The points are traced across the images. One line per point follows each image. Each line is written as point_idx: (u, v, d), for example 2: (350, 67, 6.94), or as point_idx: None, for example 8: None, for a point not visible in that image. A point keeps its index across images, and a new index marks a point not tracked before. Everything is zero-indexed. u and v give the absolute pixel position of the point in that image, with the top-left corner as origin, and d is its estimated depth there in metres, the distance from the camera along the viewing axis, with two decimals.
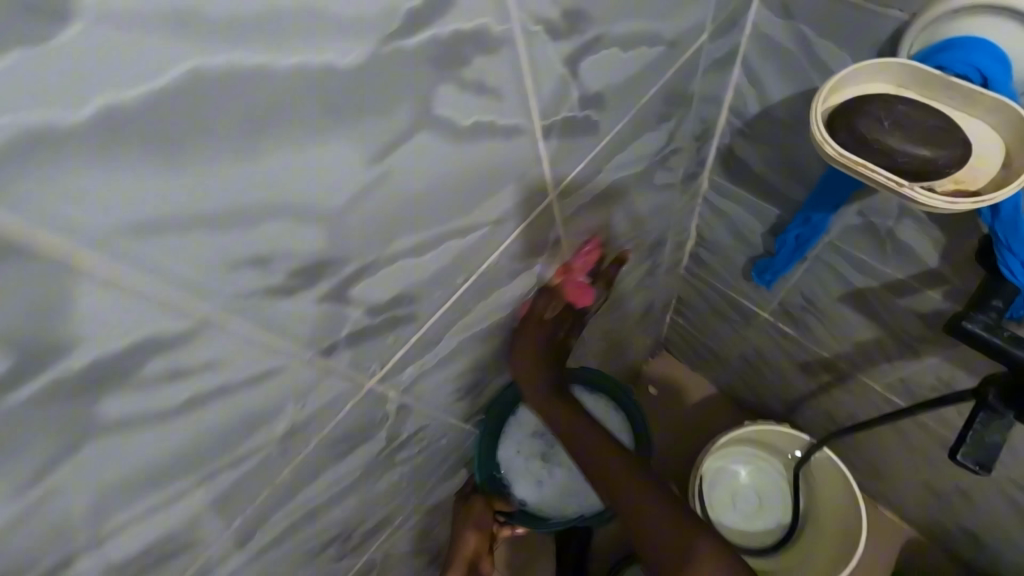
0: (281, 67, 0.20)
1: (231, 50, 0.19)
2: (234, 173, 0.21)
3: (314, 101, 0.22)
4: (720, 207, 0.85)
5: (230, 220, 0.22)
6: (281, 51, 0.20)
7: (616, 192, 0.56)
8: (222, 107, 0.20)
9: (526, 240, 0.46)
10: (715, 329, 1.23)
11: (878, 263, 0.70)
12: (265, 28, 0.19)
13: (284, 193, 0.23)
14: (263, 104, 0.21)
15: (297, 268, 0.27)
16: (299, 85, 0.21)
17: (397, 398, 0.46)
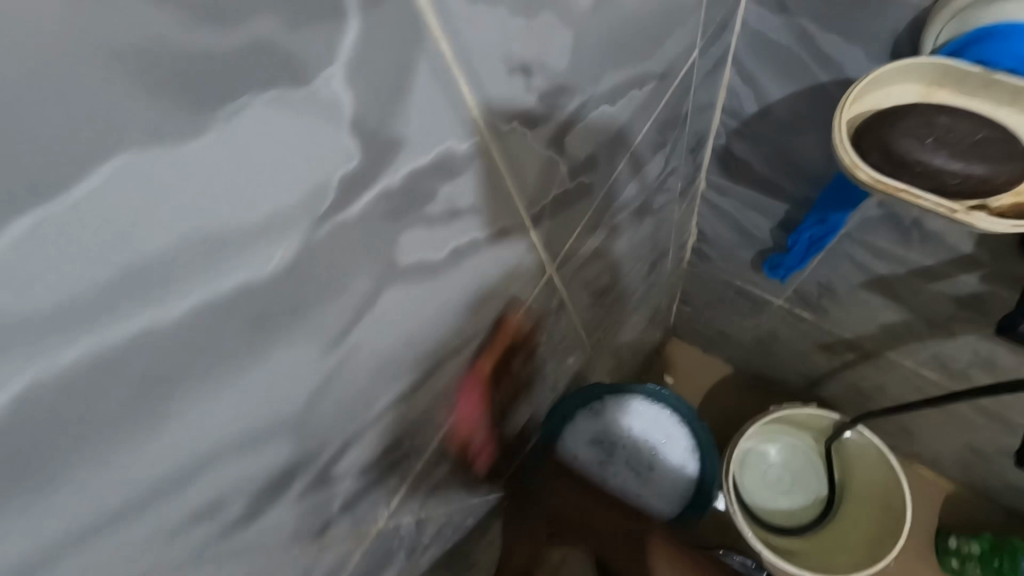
0: (181, 312, 0.14)
1: (98, 330, 0.13)
2: (146, 450, 0.16)
3: (240, 325, 0.16)
4: (720, 206, 0.79)
5: (155, 496, 0.17)
6: (177, 297, 0.14)
7: (615, 232, 0.50)
8: (105, 394, 0.14)
9: (526, 321, 0.40)
10: (727, 318, 1.17)
11: (903, 251, 0.64)
12: (145, 282, 0.13)
13: (222, 434, 0.18)
14: (169, 362, 0.15)
15: (261, 490, 0.21)
16: (214, 319, 0.15)
17: (409, 522, 0.40)
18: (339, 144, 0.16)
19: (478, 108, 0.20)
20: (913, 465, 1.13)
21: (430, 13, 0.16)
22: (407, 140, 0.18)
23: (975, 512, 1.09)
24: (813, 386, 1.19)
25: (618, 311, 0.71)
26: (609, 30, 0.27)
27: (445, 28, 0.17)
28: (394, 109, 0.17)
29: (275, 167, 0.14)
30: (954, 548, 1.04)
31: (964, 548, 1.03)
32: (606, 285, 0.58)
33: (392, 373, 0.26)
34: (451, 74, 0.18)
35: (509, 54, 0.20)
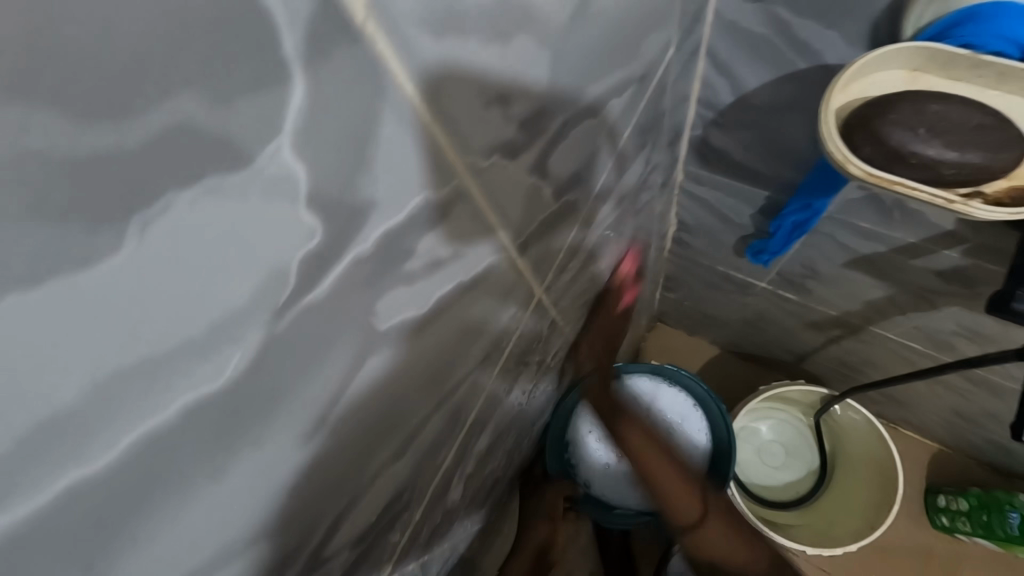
0: (121, 455, 0.12)
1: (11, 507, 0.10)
2: None
3: (199, 445, 0.14)
4: (700, 195, 0.78)
5: None
6: (112, 441, 0.11)
7: (600, 238, 0.48)
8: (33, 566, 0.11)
9: (518, 346, 0.38)
10: (711, 302, 1.17)
11: (885, 230, 0.64)
12: (65, 437, 0.10)
13: (191, 562, 0.15)
14: (114, 510, 0.12)
15: None
16: (165, 448, 0.13)
17: (411, 567, 0.38)
18: (296, 225, 0.13)
19: (455, 150, 0.18)
20: (901, 431, 1.15)
21: (390, 58, 0.13)
22: (376, 202, 0.15)
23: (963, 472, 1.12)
24: (800, 363, 1.21)
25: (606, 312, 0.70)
26: (589, 41, 0.25)
27: (409, 72, 0.14)
28: (357, 172, 0.14)
29: (220, 268, 0.12)
30: (943, 506, 1.06)
31: (953, 505, 1.05)
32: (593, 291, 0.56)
33: (382, 437, 0.23)
34: (422, 121, 0.16)
35: (485, 86, 0.18)
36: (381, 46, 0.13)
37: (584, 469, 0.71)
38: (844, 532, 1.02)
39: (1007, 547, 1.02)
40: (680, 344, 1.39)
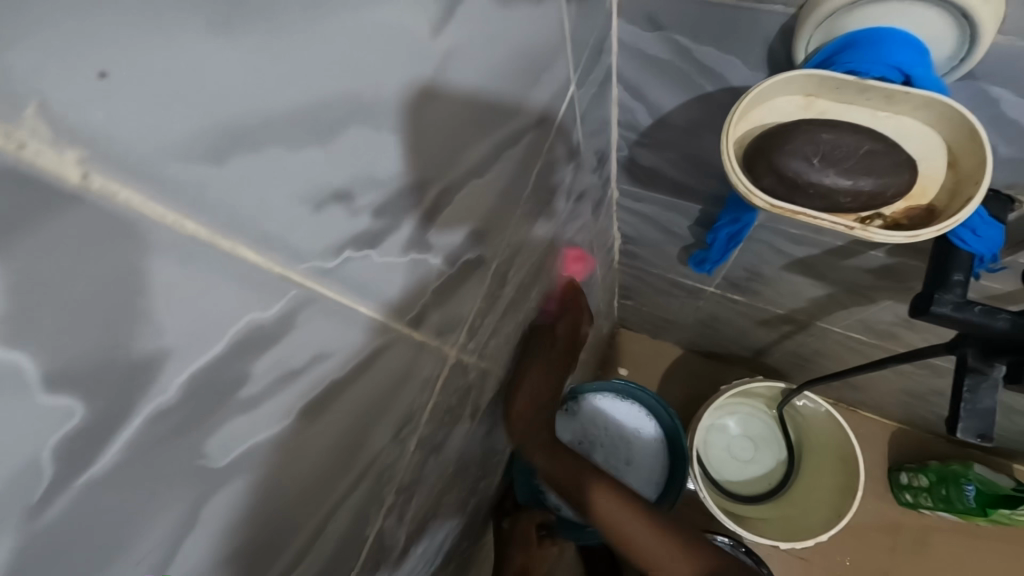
0: None
1: None
2: None
3: None
4: (639, 210, 0.78)
5: None
6: None
7: (527, 277, 0.47)
8: None
9: (441, 407, 0.36)
10: (666, 306, 1.18)
11: (814, 234, 0.65)
12: None
13: None
14: None
15: None
16: None
17: None
18: (46, 407, 0.11)
19: (283, 260, 0.16)
20: (860, 417, 1.18)
21: (143, 207, 0.12)
22: (171, 348, 0.13)
23: (920, 451, 1.15)
24: (758, 358, 1.23)
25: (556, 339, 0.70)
26: (457, 109, 0.23)
27: (184, 209, 0.13)
28: (125, 327, 0.12)
29: None
30: (906, 484, 1.09)
31: (914, 482, 1.07)
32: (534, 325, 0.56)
33: (265, 555, 0.21)
34: (223, 251, 0.14)
35: (310, 192, 0.16)
36: (125, 197, 0.11)
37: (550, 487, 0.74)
38: (814, 520, 1.03)
39: (968, 518, 1.06)
40: (643, 348, 1.40)
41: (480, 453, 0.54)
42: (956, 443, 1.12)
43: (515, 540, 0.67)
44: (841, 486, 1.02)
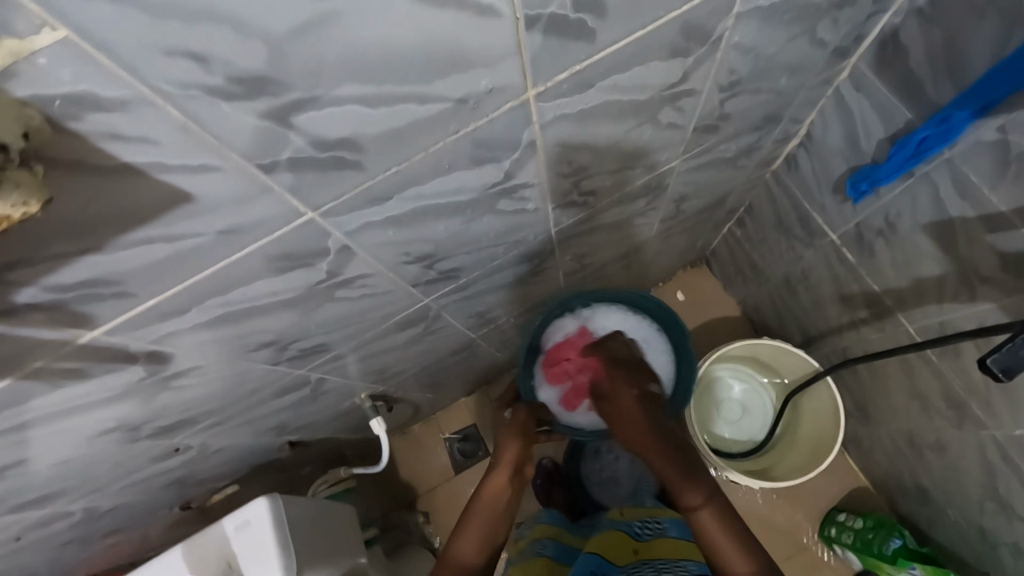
0: None
1: None
2: None
3: None
4: (847, 106, 0.82)
5: None
6: None
7: (781, 23, 0.55)
8: None
9: (701, 14, 0.46)
10: (772, 244, 1.24)
11: (985, 189, 0.69)
12: None
13: None
14: None
15: None
16: None
17: (535, 130, 0.50)
18: None
19: None
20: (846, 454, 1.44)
21: None
22: None
23: (870, 504, 1.41)
24: (804, 346, 1.35)
25: (717, 142, 0.78)
26: None
27: None
28: None
29: None
30: (841, 520, 1.35)
31: (849, 521, 1.32)
32: (736, 89, 0.64)
33: None
34: None
35: None
36: None
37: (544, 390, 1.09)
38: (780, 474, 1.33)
39: (868, 566, 1.29)
40: (708, 289, 1.59)
41: (638, 163, 0.70)
42: (914, 503, 1.27)
43: (519, 425, 1.00)
44: (812, 453, 1.30)
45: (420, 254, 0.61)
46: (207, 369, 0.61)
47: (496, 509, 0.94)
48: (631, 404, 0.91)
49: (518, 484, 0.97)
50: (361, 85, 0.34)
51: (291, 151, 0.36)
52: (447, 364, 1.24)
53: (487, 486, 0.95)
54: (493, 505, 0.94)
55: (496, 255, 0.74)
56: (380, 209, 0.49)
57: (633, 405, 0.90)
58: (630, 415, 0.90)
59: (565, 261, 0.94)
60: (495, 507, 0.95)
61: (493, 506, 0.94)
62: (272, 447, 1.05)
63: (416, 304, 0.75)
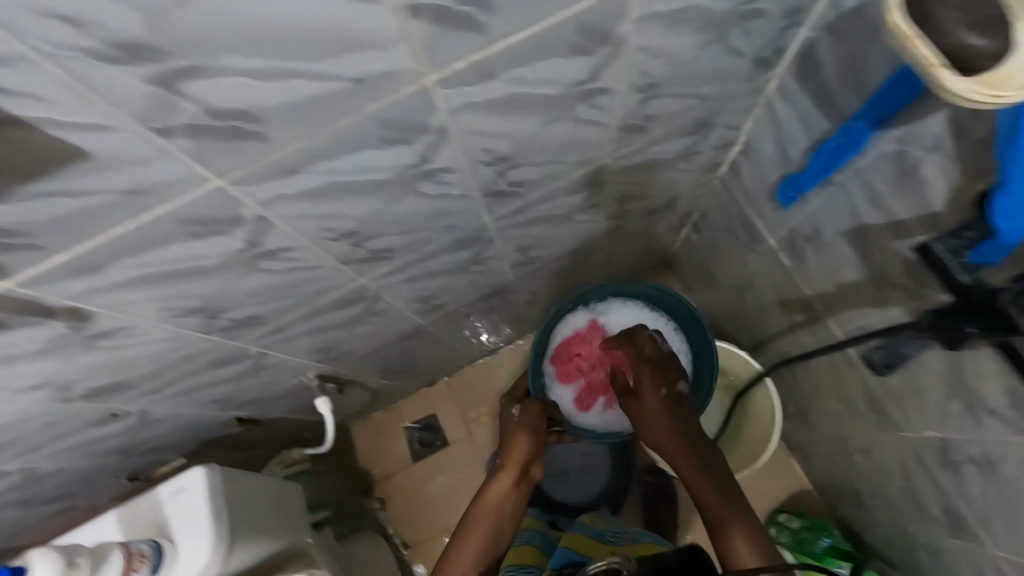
0: None
1: None
2: None
3: None
4: (777, 115, 0.86)
5: None
6: None
7: (688, 29, 0.59)
8: None
9: (596, 15, 0.50)
10: (722, 249, 1.28)
11: (890, 198, 0.73)
12: None
13: None
14: None
15: None
16: None
17: (443, 115, 0.53)
18: None
19: None
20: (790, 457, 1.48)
21: None
22: None
23: (810, 505, 1.46)
24: (752, 349, 1.39)
25: (649, 143, 0.82)
26: None
27: None
28: None
29: None
30: (780, 520, 1.38)
31: (788, 522, 1.36)
32: (656, 90, 0.68)
33: None
34: None
35: None
36: None
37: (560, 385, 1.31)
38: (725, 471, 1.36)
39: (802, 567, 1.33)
40: None
41: (566, 156, 0.73)
42: (848, 505, 1.31)
43: (529, 427, 1.08)
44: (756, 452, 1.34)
45: (344, 231, 0.64)
46: (134, 331, 0.64)
47: (501, 511, 0.96)
48: (653, 400, 0.98)
49: (524, 485, 1.02)
50: (245, 58, 0.37)
51: (185, 117, 0.39)
52: (401, 350, 1.26)
53: (493, 487, 0.98)
54: (498, 507, 0.96)
55: (430, 239, 0.77)
56: (291, 181, 0.52)
57: (654, 402, 0.97)
58: (654, 413, 0.97)
59: (508, 252, 0.97)
60: (500, 508, 0.97)
61: (498, 506, 0.96)
62: (219, 420, 1.08)
63: (352, 282, 0.78)
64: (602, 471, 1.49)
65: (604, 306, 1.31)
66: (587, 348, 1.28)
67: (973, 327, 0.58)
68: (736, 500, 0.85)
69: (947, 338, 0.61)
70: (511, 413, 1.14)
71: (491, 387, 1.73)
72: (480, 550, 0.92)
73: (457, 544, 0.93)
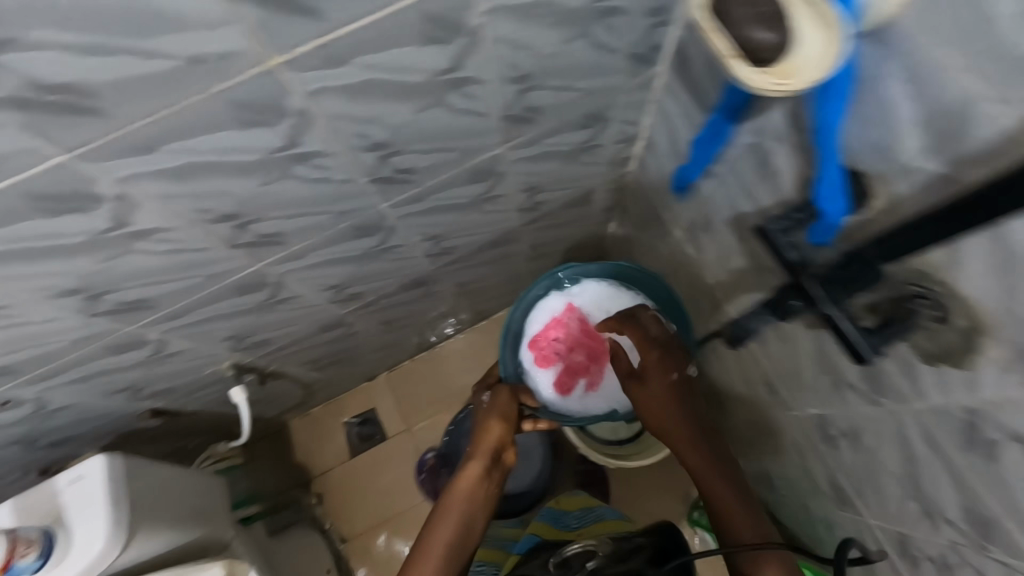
0: None
1: None
2: None
3: None
4: (666, 110, 0.91)
5: None
6: None
7: (547, 23, 0.63)
8: None
9: (442, 4, 0.53)
10: (642, 242, 1.33)
11: (755, 187, 0.78)
12: None
13: None
14: None
15: None
16: None
17: (301, 98, 0.55)
18: None
19: None
20: None
21: None
22: None
23: None
24: None
25: (542, 135, 0.85)
26: None
27: None
28: None
29: None
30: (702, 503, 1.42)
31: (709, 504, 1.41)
32: (531, 82, 0.72)
33: None
34: None
35: None
36: None
37: (536, 370, 1.19)
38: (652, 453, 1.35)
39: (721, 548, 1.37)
40: None
41: (452, 144, 0.76)
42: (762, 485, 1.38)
43: (499, 410, 1.08)
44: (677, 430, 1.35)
45: (222, 213, 0.66)
46: (6, 312, 0.64)
47: (472, 499, 0.99)
48: (660, 386, 1.00)
49: (497, 472, 1.04)
50: (59, 32, 0.39)
51: (7, 90, 0.41)
52: (326, 343, 1.27)
53: (464, 476, 1.01)
54: (468, 497, 1.00)
55: (324, 225, 0.79)
56: (147, 160, 0.53)
57: (661, 388, 1.00)
58: (663, 400, 1.00)
59: (417, 241, 0.99)
60: (472, 498, 1.00)
61: (468, 496, 1.00)
62: (131, 412, 1.07)
63: (246, 267, 0.80)
64: (534, 461, 1.49)
65: (580, 286, 1.21)
66: (562, 330, 1.19)
67: (796, 301, 0.63)
68: (738, 484, 0.93)
69: (787, 313, 0.66)
70: (480, 399, 1.13)
71: (428, 381, 1.75)
72: (453, 535, 0.96)
73: (432, 534, 0.97)
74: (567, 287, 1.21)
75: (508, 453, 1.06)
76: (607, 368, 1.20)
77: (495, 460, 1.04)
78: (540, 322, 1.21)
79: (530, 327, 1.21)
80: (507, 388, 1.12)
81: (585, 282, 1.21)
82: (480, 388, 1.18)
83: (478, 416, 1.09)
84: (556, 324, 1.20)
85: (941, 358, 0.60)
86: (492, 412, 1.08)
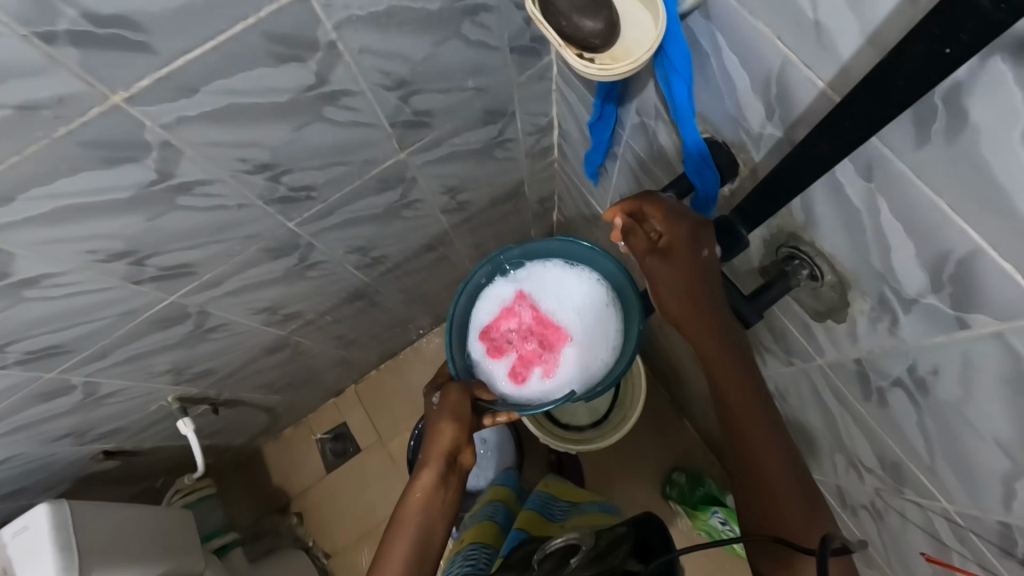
0: None
1: None
2: None
3: None
4: (568, 100, 0.91)
5: None
6: None
7: (409, 30, 0.63)
8: None
9: (285, 24, 0.53)
10: (582, 230, 1.34)
11: (653, 166, 0.79)
12: None
13: None
14: None
15: None
16: None
17: (158, 131, 0.55)
18: None
19: None
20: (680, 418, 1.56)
21: None
22: None
23: None
24: None
25: (443, 136, 0.86)
26: None
27: None
28: None
29: None
30: (672, 478, 1.43)
31: (678, 478, 1.41)
32: (413, 87, 0.72)
33: None
34: None
35: None
36: None
37: (484, 365, 1.00)
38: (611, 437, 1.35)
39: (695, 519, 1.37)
40: None
41: (346, 157, 0.76)
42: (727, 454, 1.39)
43: (451, 409, 0.89)
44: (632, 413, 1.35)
45: (112, 251, 0.66)
46: None
47: (431, 510, 0.87)
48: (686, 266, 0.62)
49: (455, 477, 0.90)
50: None
51: None
52: (278, 366, 1.27)
53: (417, 487, 0.88)
54: (424, 508, 0.87)
55: (232, 251, 0.79)
56: (8, 209, 0.53)
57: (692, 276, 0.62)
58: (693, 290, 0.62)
59: (342, 255, 0.99)
60: (426, 511, 0.87)
61: (423, 510, 0.87)
62: (80, 456, 1.06)
63: (159, 302, 0.80)
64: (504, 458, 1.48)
65: (527, 269, 1.04)
66: (513, 315, 1.01)
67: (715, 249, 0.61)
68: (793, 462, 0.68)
69: None
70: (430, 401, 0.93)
71: (395, 389, 1.75)
72: (411, 555, 0.85)
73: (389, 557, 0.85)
74: (513, 273, 1.05)
75: (465, 455, 0.90)
76: (568, 353, 0.99)
77: (451, 466, 0.89)
78: (486, 312, 1.03)
79: (477, 317, 1.03)
80: (457, 386, 0.91)
81: (532, 265, 1.04)
82: (430, 389, 0.96)
83: (428, 415, 0.91)
84: (507, 309, 1.02)
85: (826, 314, 0.61)
86: (444, 412, 0.90)
